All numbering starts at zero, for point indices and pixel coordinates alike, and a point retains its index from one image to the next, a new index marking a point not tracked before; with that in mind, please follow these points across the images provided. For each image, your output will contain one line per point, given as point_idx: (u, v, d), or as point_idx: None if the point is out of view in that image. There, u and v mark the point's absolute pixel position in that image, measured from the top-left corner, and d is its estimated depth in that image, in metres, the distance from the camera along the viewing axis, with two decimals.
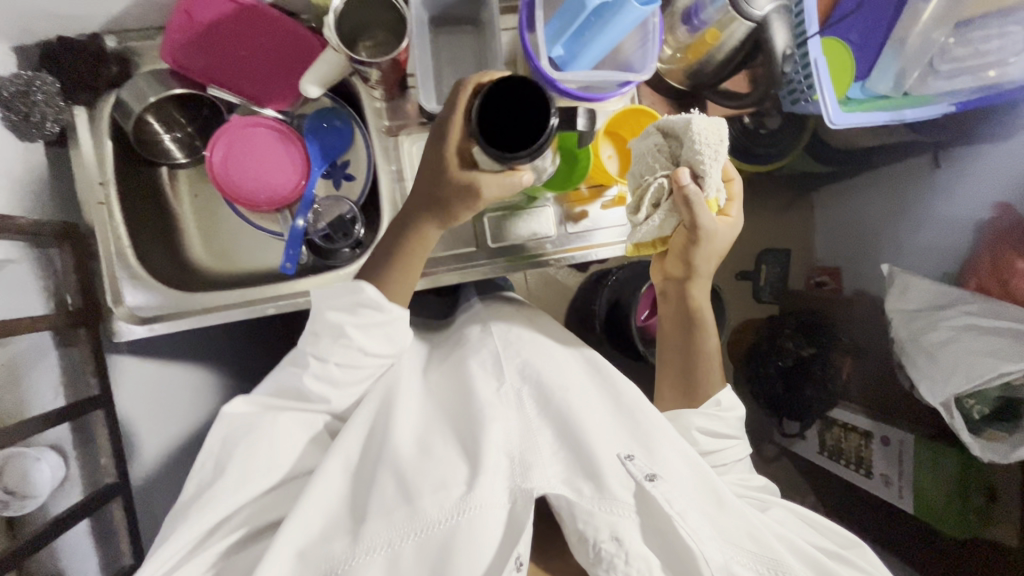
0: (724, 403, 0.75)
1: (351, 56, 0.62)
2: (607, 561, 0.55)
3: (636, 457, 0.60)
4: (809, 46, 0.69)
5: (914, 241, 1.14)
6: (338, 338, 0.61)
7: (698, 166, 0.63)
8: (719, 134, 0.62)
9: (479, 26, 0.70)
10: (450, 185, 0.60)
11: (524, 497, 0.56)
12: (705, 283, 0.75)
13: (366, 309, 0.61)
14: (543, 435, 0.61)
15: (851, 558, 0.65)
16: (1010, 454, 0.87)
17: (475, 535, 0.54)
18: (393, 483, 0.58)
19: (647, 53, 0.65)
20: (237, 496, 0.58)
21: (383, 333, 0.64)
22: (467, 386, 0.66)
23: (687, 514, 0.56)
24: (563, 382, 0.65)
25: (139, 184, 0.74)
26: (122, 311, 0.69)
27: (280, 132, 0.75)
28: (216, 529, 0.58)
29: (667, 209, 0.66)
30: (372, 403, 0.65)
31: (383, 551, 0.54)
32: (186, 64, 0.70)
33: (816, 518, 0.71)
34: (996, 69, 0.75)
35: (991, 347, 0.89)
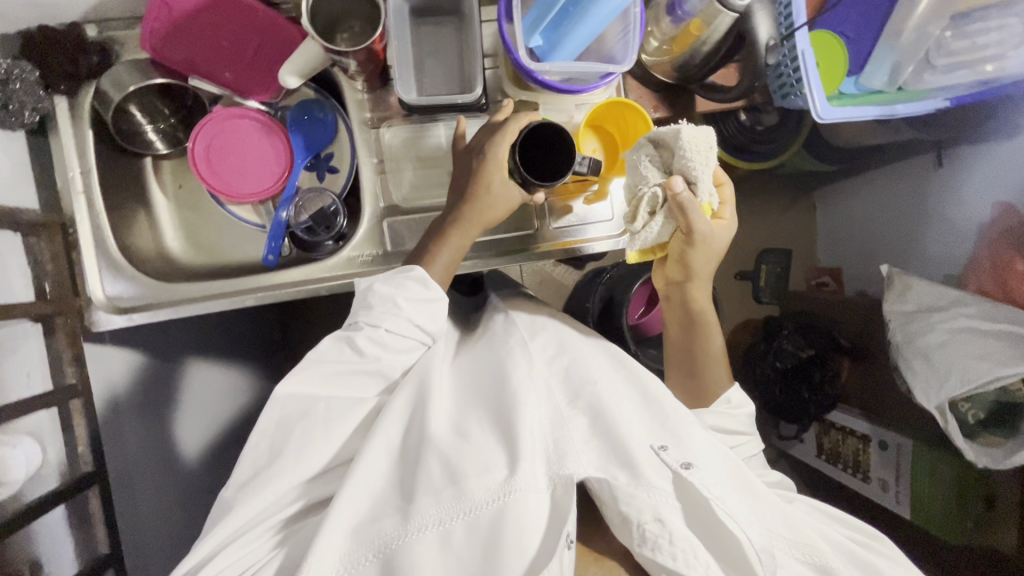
0: (734, 400, 0.74)
1: (327, 47, 0.61)
2: (651, 541, 0.55)
3: (668, 448, 0.60)
4: (797, 38, 0.68)
5: (917, 242, 1.11)
6: (390, 309, 0.64)
7: (690, 173, 0.64)
8: (708, 140, 0.63)
9: (459, 16, 0.70)
10: (487, 188, 0.66)
11: (564, 483, 0.56)
12: (705, 284, 0.75)
13: (413, 284, 0.65)
14: (576, 424, 0.62)
15: (877, 547, 0.64)
16: (1005, 461, 0.84)
17: (522, 517, 0.54)
18: (438, 466, 0.57)
19: (629, 44, 0.63)
20: (281, 487, 0.56)
21: (428, 309, 0.66)
22: (501, 372, 0.67)
23: (726, 499, 0.56)
24: (592, 376, 0.67)
25: (122, 174, 0.75)
26: (100, 300, 0.70)
27: (264, 123, 0.75)
28: (268, 509, 0.57)
29: (664, 216, 0.66)
30: (409, 385, 0.64)
31: (434, 528, 0.54)
32: (166, 54, 0.70)
33: (836, 512, 0.69)
34: (993, 63, 0.74)
35: (986, 350, 0.87)
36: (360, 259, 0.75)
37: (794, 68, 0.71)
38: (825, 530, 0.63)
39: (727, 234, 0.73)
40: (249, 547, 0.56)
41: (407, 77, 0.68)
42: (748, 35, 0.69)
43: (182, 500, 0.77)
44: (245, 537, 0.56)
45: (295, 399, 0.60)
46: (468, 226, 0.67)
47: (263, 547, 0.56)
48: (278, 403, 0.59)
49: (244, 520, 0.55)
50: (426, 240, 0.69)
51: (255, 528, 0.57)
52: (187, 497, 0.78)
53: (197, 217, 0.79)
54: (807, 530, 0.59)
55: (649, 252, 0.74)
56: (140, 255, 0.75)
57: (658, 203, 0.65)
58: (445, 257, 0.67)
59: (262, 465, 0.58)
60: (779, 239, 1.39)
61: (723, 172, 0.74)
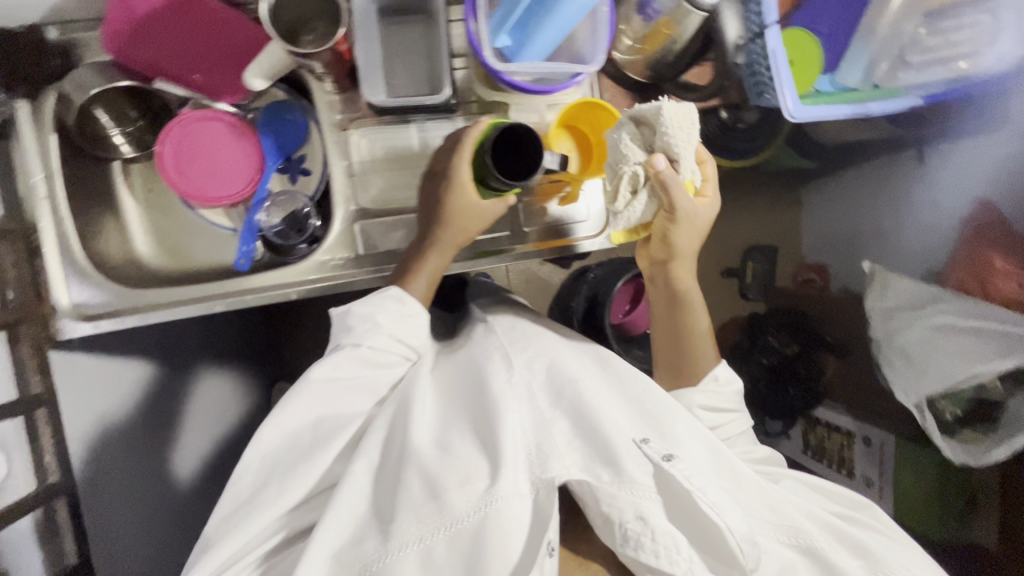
0: (721, 377, 0.74)
1: (292, 49, 0.60)
2: (633, 540, 0.54)
3: (651, 440, 0.59)
4: (767, 37, 0.65)
5: (893, 237, 1.12)
6: (371, 329, 0.64)
7: (672, 151, 0.65)
8: (691, 118, 0.64)
9: (428, 16, 0.69)
10: (460, 207, 0.67)
11: (546, 487, 0.56)
12: (689, 261, 0.75)
13: (391, 302, 0.65)
14: (558, 425, 0.61)
15: (863, 519, 0.63)
16: (984, 456, 0.87)
17: (505, 526, 0.54)
18: (419, 481, 0.57)
19: (597, 45, 0.64)
20: (260, 519, 0.56)
21: (408, 324, 0.66)
22: (480, 379, 0.67)
23: (707, 489, 0.55)
24: (574, 374, 0.66)
25: (88, 179, 0.74)
26: (64, 307, 0.69)
27: (233, 125, 0.74)
28: (242, 549, 0.56)
29: (646, 194, 0.67)
30: (392, 403, 0.64)
31: (416, 546, 0.54)
32: (130, 54, 0.69)
33: (822, 483, 0.69)
34: (966, 61, 0.75)
35: (963, 348, 0.88)
36: (332, 263, 0.75)
37: (766, 66, 0.68)
38: (808, 507, 0.62)
39: (710, 211, 0.74)
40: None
41: (375, 77, 0.67)
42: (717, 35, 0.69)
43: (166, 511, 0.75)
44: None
45: (277, 434, 0.59)
46: (450, 241, 0.68)
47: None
48: (264, 440, 0.58)
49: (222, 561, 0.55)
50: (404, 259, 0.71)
51: (236, 563, 0.56)
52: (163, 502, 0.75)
53: (168, 221, 0.79)
54: (792, 511, 0.59)
55: (632, 231, 0.75)
56: (106, 261, 0.74)
57: (641, 181, 0.66)
58: (427, 271, 0.68)
59: (246, 497, 0.58)
60: (768, 235, 1.35)
61: (704, 150, 0.75)
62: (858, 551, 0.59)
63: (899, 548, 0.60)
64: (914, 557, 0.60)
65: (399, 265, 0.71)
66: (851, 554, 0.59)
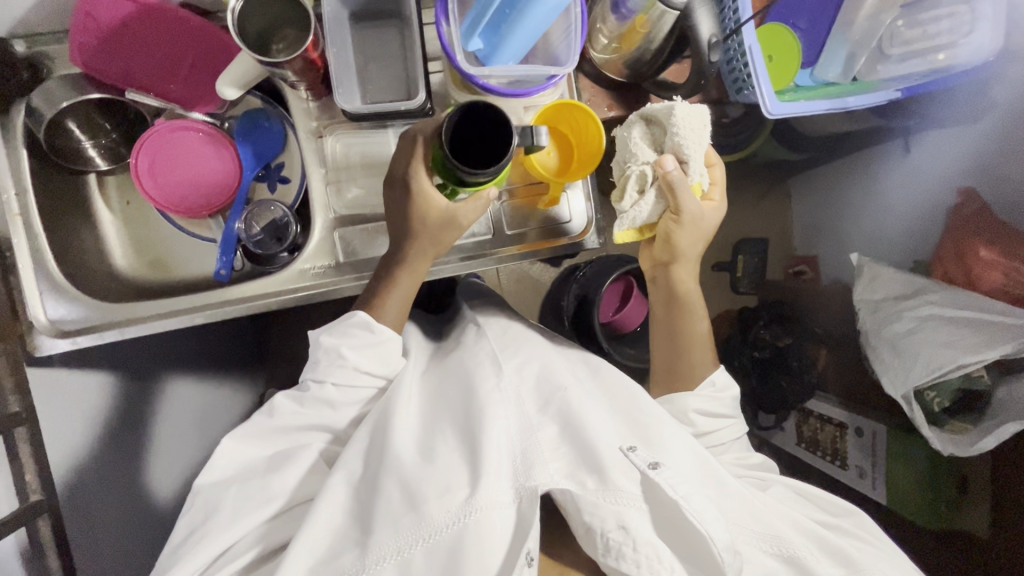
0: (718, 382, 0.74)
1: (262, 60, 0.59)
2: (615, 550, 0.54)
3: (637, 448, 0.59)
4: (744, 34, 0.68)
5: (880, 229, 1.12)
6: (335, 360, 0.65)
7: (681, 152, 0.65)
8: (701, 120, 0.64)
9: (402, 19, 0.68)
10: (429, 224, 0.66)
11: (529, 496, 0.55)
12: (690, 265, 0.76)
13: (357, 330, 0.65)
14: (545, 431, 0.61)
15: (846, 528, 0.64)
16: (973, 446, 0.82)
17: (485, 535, 0.54)
18: (398, 491, 0.57)
19: (571, 45, 0.63)
20: (236, 528, 0.58)
21: (376, 351, 0.66)
22: (470, 387, 0.66)
23: (690, 497, 0.54)
24: (563, 382, 0.66)
25: (63, 192, 0.74)
26: (41, 324, 0.68)
27: (209, 134, 0.73)
28: (217, 561, 0.58)
29: (654, 194, 0.68)
30: (369, 423, 0.64)
31: (393, 559, 0.53)
32: (100, 68, 0.68)
33: (811, 491, 0.70)
34: (945, 52, 0.73)
35: (951, 338, 0.86)
36: (312, 271, 0.74)
37: (744, 63, 0.71)
38: (794, 515, 0.62)
39: (716, 216, 0.73)
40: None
41: (349, 88, 0.67)
42: (689, 34, 0.64)
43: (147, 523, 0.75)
44: None
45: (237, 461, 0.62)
46: (423, 253, 0.68)
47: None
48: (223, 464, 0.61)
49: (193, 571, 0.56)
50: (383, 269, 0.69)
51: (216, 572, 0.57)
52: (144, 518, 0.75)
53: (146, 232, 0.78)
54: (775, 522, 0.58)
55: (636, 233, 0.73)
56: (83, 274, 0.73)
57: (648, 181, 0.67)
58: (399, 296, 0.68)
59: (218, 509, 0.59)
60: (756, 228, 1.37)
61: (714, 153, 0.74)
62: (841, 559, 0.59)
63: (880, 555, 0.61)
64: (895, 563, 0.61)
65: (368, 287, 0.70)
66: (833, 562, 0.59)
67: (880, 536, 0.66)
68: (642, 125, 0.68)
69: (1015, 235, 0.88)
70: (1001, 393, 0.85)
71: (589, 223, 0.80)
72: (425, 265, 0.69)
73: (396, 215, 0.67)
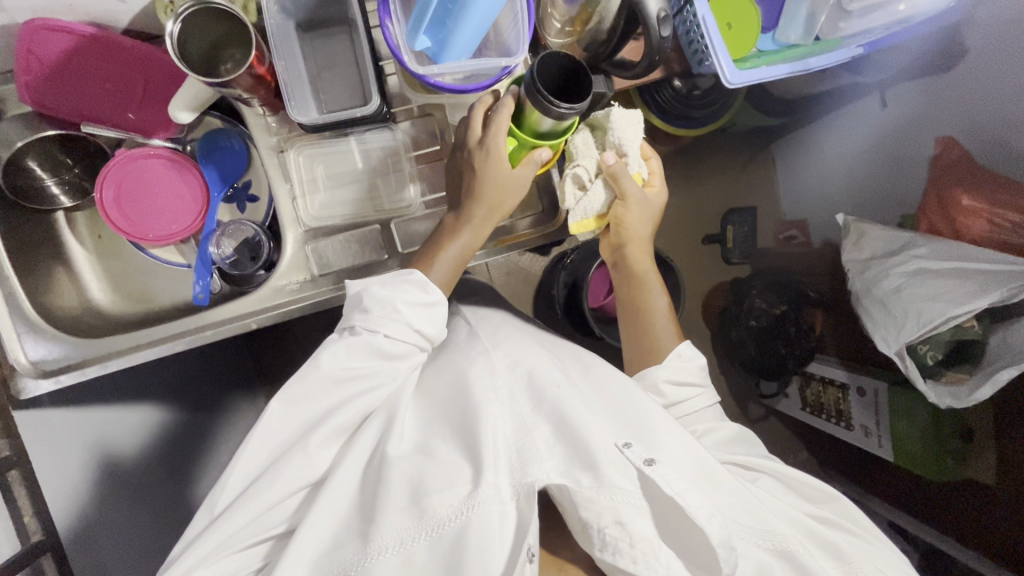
0: (685, 353, 0.74)
1: (208, 81, 0.58)
2: (611, 545, 0.54)
3: (633, 444, 0.58)
4: (696, 5, 0.69)
5: (867, 187, 1.08)
6: (389, 311, 0.62)
7: (621, 149, 0.68)
8: (636, 121, 0.67)
9: (347, 24, 0.67)
10: (484, 188, 0.66)
11: (527, 492, 0.55)
12: (643, 245, 0.77)
13: (413, 288, 0.64)
14: (540, 431, 0.61)
15: (839, 522, 0.63)
16: (968, 398, 0.81)
17: (484, 532, 0.54)
18: (404, 490, 0.57)
19: (520, 35, 0.63)
20: (233, 547, 0.55)
21: (428, 313, 0.65)
22: (463, 384, 0.66)
23: (686, 494, 0.53)
24: (556, 380, 0.65)
25: (33, 233, 0.74)
26: (24, 366, 0.69)
27: (172, 160, 0.73)
28: (252, 524, 0.56)
29: (600, 186, 0.69)
30: (377, 418, 0.63)
31: (395, 552, 0.54)
32: (51, 105, 0.68)
33: (794, 477, 0.68)
34: (906, 3, 0.74)
35: (938, 291, 0.83)
36: (288, 287, 0.74)
37: (701, 33, 0.72)
38: (787, 510, 0.61)
39: (661, 200, 0.76)
40: (223, 562, 0.55)
41: (302, 97, 0.67)
42: (636, 11, 0.63)
43: (158, 556, 0.76)
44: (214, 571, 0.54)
45: (266, 436, 0.58)
46: (485, 220, 0.68)
47: (243, 556, 0.56)
48: (249, 451, 0.58)
49: (232, 530, 0.55)
50: (435, 237, 0.70)
51: None
52: (146, 550, 0.74)
53: (121, 265, 0.79)
54: (769, 516, 0.58)
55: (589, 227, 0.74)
56: (61, 313, 0.74)
57: (591, 176, 0.69)
58: (450, 258, 0.67)
59: (255, 475, 0.58)
60: (744, 198, 1.33)
61: (648, 146, 0.75)
62: (831, 551, 0.59)
63: (871, 549, 0.61)
64: (885, 558, 0.61)
65: (423, 249, 0.70)
66: (825, 555, 0.60)
67: (865, 523, 0.66)
68: (587, 130, 0.70)
69: (1000, 180, 0.85)
70: (995, 342, 0.83)
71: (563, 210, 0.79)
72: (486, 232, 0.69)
73: (457, 186, 0.69)
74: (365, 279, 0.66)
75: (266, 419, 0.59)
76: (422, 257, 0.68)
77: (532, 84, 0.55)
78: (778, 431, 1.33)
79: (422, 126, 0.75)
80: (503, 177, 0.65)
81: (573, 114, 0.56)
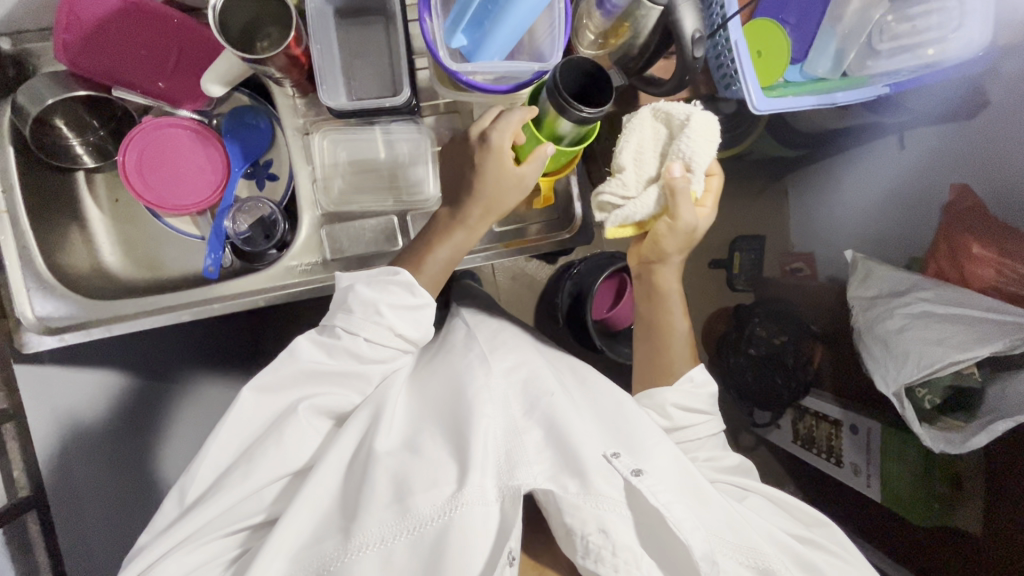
0: (697, 379, 0.73)
1: (245, 56, 0.59)
2: (594, 552, 0.54)
3: (621, 454, 0.59)
4: (730, 29, 0.70)
5: (880, 227, 1.09)
6: (371, 314, 0.62)
7: (687, 161, 0.64)
8: (711, 135, 0.64)
9: (384, 15, 0.68)
10: (495, 180, 0.66)
11: (512, 496, 0.56)
12: (675, 267, 0.75)
13: (399, 289, 0.63)
14: (531, 435, 0.61)
15: (821, 543, 0.63)
16: (963, 444, 0.81)
17: (468, 533, 0.54)
18: (388, 488, 0.57)
19: (555, 42, 0.64)
20: (216, 521, 0.56)
21: (413, 317, 0.64)
22: (456, 386, 0.66)
23: (672, 505, 0.54)
24: (551, 387, 0.65)
25: (52, 190, 0.75)
26: (29, 320, 0.70)
27: (197, 132, 0.74)
28: (233, 511, 0.57)
29: (654, 194, 0.66)
30: (365, 411, 0.63)
31: (376, 549, 0.54)
32: (83, 64, 0.69)
33: (785, 499, 0.68)
34: (934, 47, 0.75)
35: (941, 335, 0.83)
36: (300, 268, 0.74)
37: (731, 57, 0.72)
38: (770, 530, 0.61)
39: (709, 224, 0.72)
40: (199, 551, 0.55)
41: (333, 82, 0.67)
42: (673, 29, 0.64)
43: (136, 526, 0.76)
44: (193, 547, 0.55)
45: (251, 418, 0.60)
46: (480, 220, 0.68)
47: (221, 544, 0.57)
48: (222, 442, 0.58)
49: (209, 517, 0.55)
50: (424, 236, 0.70)
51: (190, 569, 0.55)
52: (129, 517, 0.75)
53: (135, 230, 0.80)
54: (751, 533, 0.57)
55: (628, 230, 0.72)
56: (70, 271, 0.75)
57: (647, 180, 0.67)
58: (440, 259, 0.68)
59: (225, 466, 0.58)
60: (753, 227, 1.34)
61: (715, 163, 0.73)
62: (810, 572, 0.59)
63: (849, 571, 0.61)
64: None
65: (412, 247, 0.70)
66: None
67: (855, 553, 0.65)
68: (657, 125, 0.68)
69: (1005, 229, 0.87)
70: (993, 391, 0.83)
71: (578, 217, 0.80)
72: (485, 228, 0.69)
73: (455, 185, 0.70)
74: (355, 274, 0.66)
75: (239, 404, 0.59)
76: (412, 257, 0.69)
77: (552, 88, 0.56)
78: (768, 462, 1.32)
79: (445, 122, 0.76)
80: (506, 175, 0.65)
81: (597, 118, 0.57)
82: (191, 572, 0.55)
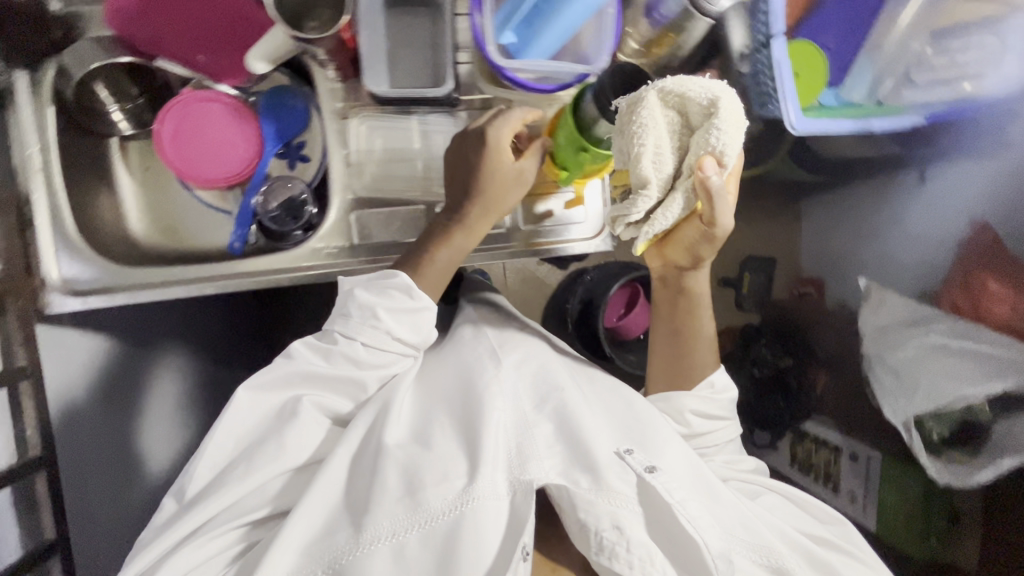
0: (717, 385, 0.73)
1: (299, 35, 0.61)
2: (608, 549, 0.53)
3: (634, 451, 0.59)
4: (773, 48, 0.69)
5: (896, 255, 0.97)
6: (367, 319, 0.62)
7: (720, 154, 0.53)
8: (740, 118, 0.53)
9: (432, 7, 0.69)
10: (498, 176, 0.67)
11: (524, 489, 0.56)
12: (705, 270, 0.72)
13: (398, 293, 0.63)
14: (542, 429, 0.61)
15: (839, 544, 0.63)
16: (969, 478, 0.87)
17: (481, 528, 0.54)
18: (398, 477, 0.57)
19: (602, 46, 0.65)
20: (225, 499, 0.56)
21: (412, 318, 0.64)
22: (468, 380, 0.66)
23: (686, 502, 0.55)
24: (561, 382, 0.66)
25: (85, 153, 0.75)
26: (54, 281, 0.70)
27: (235, 108, 0.73)
28: (238, 503, 0.57)
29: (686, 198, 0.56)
30: (373, 406, 0.63)
31: (387, 541, 0.54)
32: (129, 29, 0.70)
33: (799, 496, 0.70)
34: (971, 81, 0.80)
35: (953, 367, 0.86)
36: (326, 251, 0.74)
37: (770, 77, 0.72)
38: (783, 529, 0.61)
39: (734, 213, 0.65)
40: (207, 545, 0.56)
41: (377, 68, 0.68)
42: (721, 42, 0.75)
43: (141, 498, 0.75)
44: (204, 537, 0.56)
45: (255, 415, 0.61)
46: (480, 220, 0.68)
47: (225, 538, 0.57)
48: (217, 442, 0.59)
49: (219, 506, 0.56)
50: (423, 241, 0.69)
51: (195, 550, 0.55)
52: (130, 492, 0.75)
53: (164, 200, 0.80)
54: (764, 531, 0.57)
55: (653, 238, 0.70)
56: (96, 235, 0.74)
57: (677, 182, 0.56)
58: (447, 253, 0.67)
59: (222, 467, 0.59)
60: None
61: None
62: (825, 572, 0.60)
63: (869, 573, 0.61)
64: None
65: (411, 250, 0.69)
66: None
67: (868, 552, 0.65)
68: (669, 111, 0.54)
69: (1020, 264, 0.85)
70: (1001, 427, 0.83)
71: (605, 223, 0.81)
72: (487, 229, 0.69)
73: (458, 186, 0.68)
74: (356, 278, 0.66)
75: (233, 405, 0.60)
76: (436, 237, 0.68)
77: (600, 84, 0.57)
78: None
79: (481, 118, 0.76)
80: (505, 170, 0.67)
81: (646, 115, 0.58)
82: (195, 566, 0.55)
